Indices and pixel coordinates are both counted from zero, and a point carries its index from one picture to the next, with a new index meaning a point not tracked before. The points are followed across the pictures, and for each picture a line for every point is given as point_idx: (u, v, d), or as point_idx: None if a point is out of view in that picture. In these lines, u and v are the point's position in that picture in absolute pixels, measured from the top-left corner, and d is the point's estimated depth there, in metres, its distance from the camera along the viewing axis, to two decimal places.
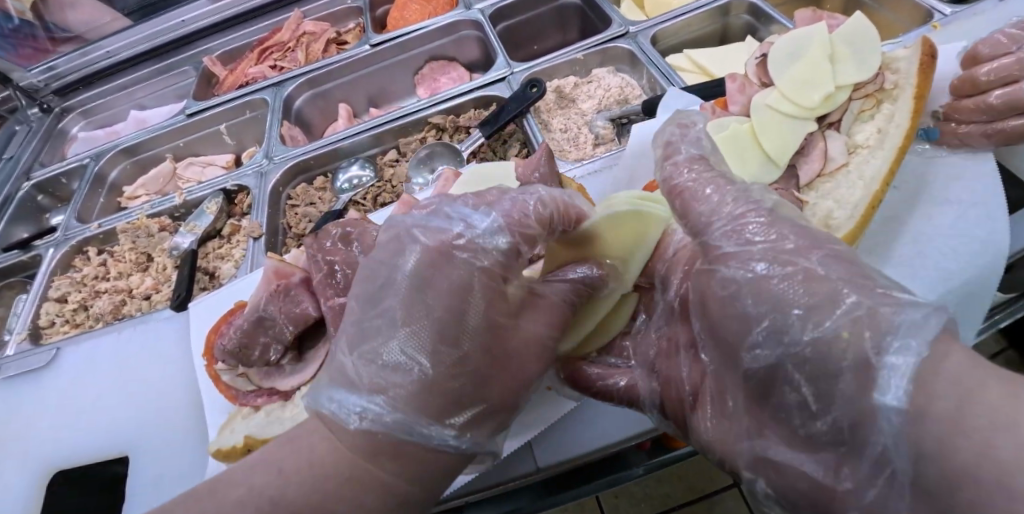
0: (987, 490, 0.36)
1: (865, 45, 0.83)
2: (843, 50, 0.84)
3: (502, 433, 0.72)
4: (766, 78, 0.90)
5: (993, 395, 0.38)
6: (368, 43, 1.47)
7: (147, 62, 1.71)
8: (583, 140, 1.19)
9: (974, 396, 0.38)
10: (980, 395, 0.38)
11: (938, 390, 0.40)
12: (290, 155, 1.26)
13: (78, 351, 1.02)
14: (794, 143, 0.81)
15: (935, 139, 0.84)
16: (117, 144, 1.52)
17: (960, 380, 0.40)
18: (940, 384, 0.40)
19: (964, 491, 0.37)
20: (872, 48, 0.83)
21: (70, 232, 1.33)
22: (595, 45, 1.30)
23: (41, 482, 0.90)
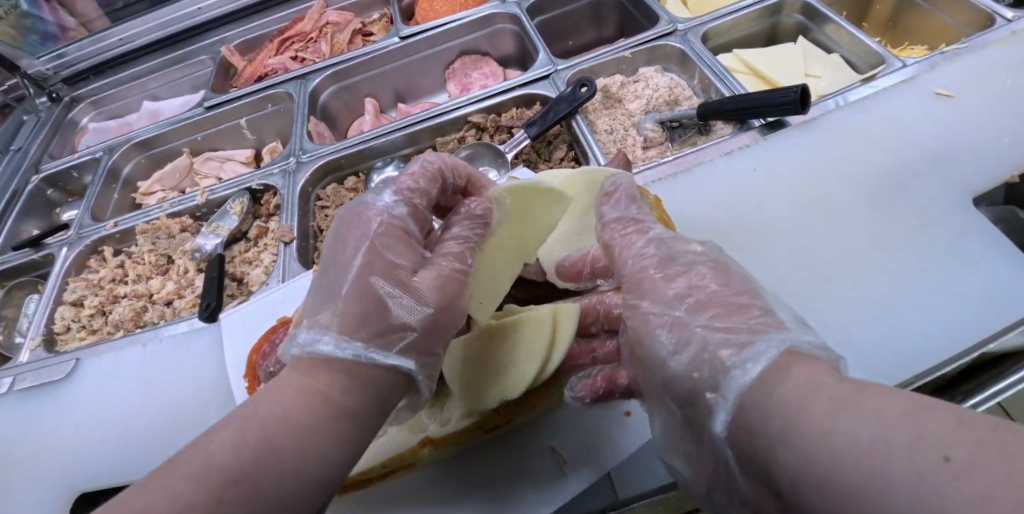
0: (817, 498, 0.38)
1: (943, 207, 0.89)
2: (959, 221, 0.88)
3: (577, 466, 0.69)
4: (882, 165, 0.96)
5: (815, 411, 0.40)
6: (398, 35, 1.39)
7: (161, 51, 1.63)
8: (630, 142, 1.13)
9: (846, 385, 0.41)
10: (815, 393, 0.41)
11: (770, 406, 0.43)
12: (321, 153, 1.19)
13: (101, 361, 0.98)
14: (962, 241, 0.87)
15: (835, 161, 0.98)
16: (130, 138, 1.44)
17: (789, 400, 0.42)
18: (773, 398, 0.43)
19: (798, 496, 0.40)
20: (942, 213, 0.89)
21: (83, 231, 1.26)
22: (643, 43, 1.23)
23: (65, 504, 0.86)
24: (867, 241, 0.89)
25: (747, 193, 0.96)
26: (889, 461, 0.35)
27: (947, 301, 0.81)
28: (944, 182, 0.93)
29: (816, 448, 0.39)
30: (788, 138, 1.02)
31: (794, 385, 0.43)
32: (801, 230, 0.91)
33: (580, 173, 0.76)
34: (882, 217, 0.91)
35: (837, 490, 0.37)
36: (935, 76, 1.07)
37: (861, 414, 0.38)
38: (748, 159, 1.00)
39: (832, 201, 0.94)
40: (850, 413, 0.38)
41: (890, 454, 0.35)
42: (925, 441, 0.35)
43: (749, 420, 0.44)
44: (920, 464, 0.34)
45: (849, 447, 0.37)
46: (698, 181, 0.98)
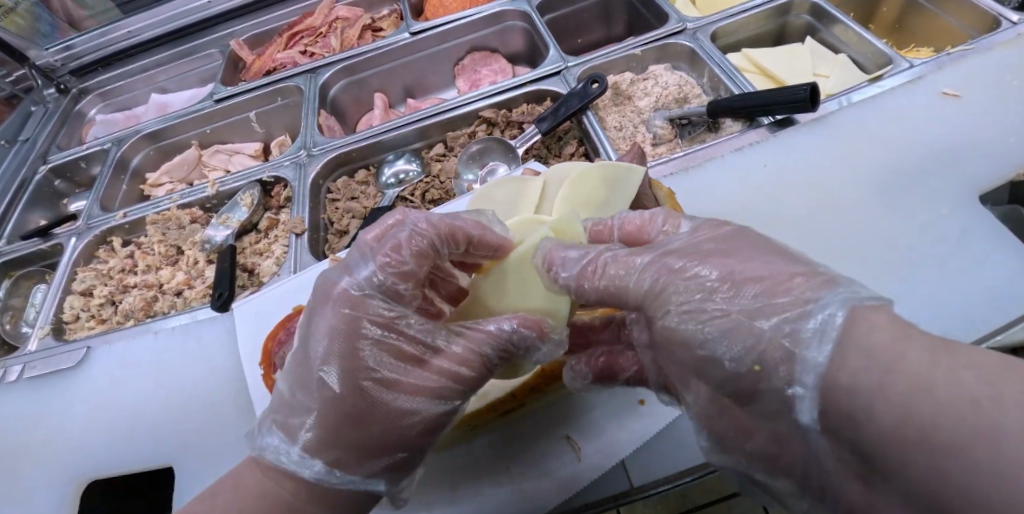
0: (921, 452, 0.39)
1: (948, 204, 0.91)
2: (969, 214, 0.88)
3: (592, 454, 0.70)
4: (890, 163, 0.98)
5: (914, 363, 0.40)
6: (409, 30, 1.40)
7: (170, 45, 1.63)
8: (640, 139, 1.14)
9: (860, 371, 0.42)
10: (908, 346, 0.42)
11: (861, 360, 0.42)
12: (331, 146, 1.19)
13: (112, 350, 0.98)
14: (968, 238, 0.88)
15: (845, 159, 0.99)
16: (139, 130, 1.44)
17: (882, 353, 0.42)
18: (864, 356, 0.42)
19: (899, 451, 0.40)
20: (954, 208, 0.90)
21: (92, 222, 1.26)
22: (653, 41, 1.24)
23: (75, 492, 0.86)
24: (875, 238, 0.90)
25: (757, 189, 0.97)
26: (996, 412, 0.37)
27: (953, 298, 0.82)
28: (950, 180, 0.95)
29: (920, 398, 0.39)
30: (796, 136, 1.03)
31: (880, 337, 0.43)
32: (811, 226, 0.92)
33: (597, 166, 0.74)
34: (890, 214, 0.92)
35: (946, 442, 0.38)
36: (942, 76, 1.08)
37: (959, 367, 0.39)
38: (758, 156, 1.01)
39: (841, 198, 0.95)
40: (946, 365, 0.40)
41: (998, 405, 0.37)
42: None
43: (836, 378, 0.43)
44: None
45: (958, 398, 0.38)
46: (710, 176, 0.99)
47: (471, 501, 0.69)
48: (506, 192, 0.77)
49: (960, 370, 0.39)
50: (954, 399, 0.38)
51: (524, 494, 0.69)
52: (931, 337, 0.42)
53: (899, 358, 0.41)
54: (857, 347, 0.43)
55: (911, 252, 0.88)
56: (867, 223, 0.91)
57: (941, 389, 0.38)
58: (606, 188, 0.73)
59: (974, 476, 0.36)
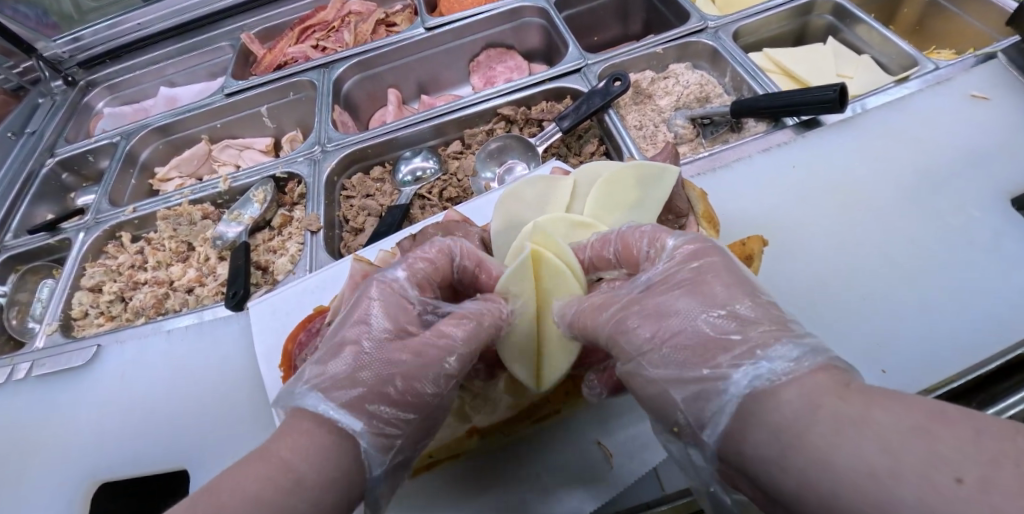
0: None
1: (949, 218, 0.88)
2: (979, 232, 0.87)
3: (623, 460, 0.68)
4: (920, 165, 0.96)
5: (818, 433, 0.39)
6: (424, 25, 1.38)
7: (180, 38, 1.61)
8: (661, 138, 1.11)
9: (768, 441, 0.42)
10: (813, 416, 0.40)
11: (765, 431, 0.43)
12: (346, 142, 1.17)
13: (124, 347, 0.96)
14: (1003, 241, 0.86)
15: (870, 160, 0.97)
16: (148, 123, 1.42)
17: (785, 423, 0.42)
18: (768, 427, 0.43)
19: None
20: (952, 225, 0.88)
21: (101, 216, 1.24)
22: (674, 39, 1.22)
23: (86, 493, 0.84)
24: (906, 242, 0.88)
25: (784, 190, 0.95)
26: (894, 484, 0.35)
27: (986, 303, 0.80)
28: (982, 182, 0.92)
29: (820, 469, 0.39)
30: (822, 137, 1.01)
31: (790, 405, 0.42)
32: (838, 229, 0.90)
33: (630, 165, 0.73)
34: (920, 217, 0.90)
35: (843, 512, 0.37)
36: (971, 78, 1.05)
37: (864, 432, 0.38)
38: (786, 157, 0.99)
39: (868, 200, 0.93)
40: (851, 432, 0.38)
41: (895, 478, 0.35)
42: (934, 459, 0.35)
43: (746, 445, 0.44)
44: (924, 485, 0.34)
45: (855, 470, 0.37)
46: (735, 178, 0.97)
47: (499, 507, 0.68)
48: (537, 192, 0.76)
49: (861, 441, 0.37)
50: (853, 473, 0.37)
51: (552, 499, 0.67)
52: (847, 398, 0.40)
53: (804, 428, 0.40)
54: (770, 414, 0.43)
55: (942, 257, 0.85)
56: (896, 226, 0.90)
57: (839, 461, 0.38)
58: (642, 189, 0.71)
59: None
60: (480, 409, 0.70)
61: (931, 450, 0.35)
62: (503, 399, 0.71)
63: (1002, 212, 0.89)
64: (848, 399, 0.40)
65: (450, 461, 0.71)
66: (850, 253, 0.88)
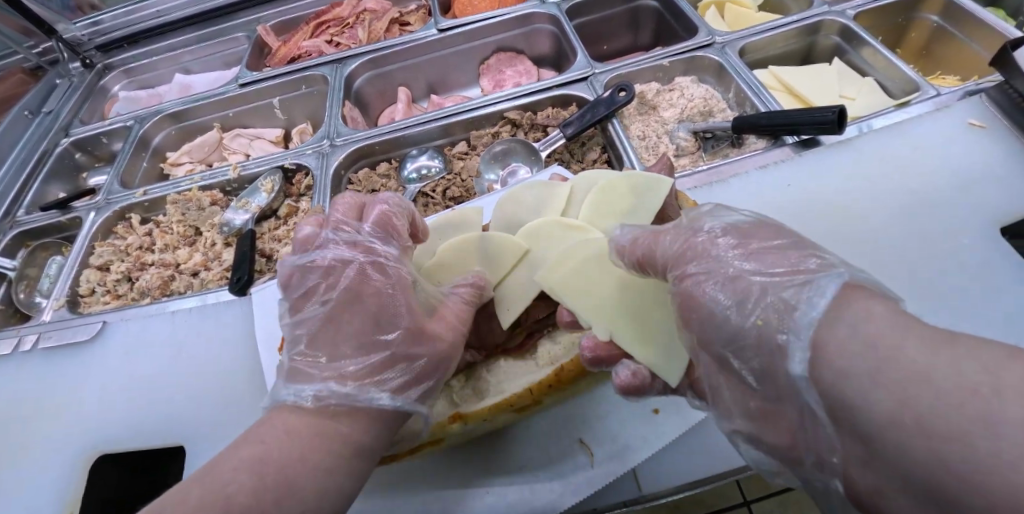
0: (912, 433, 0.38)
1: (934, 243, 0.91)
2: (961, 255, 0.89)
3: (604, 460, 0.70)
4: (911, 188, 0.98)
5: (912, 351, 0.40)
6: (436, 27, 1.40)
7: (197, 26, 1.64)
8: (662, 149, 1.13)
9: (838, 361, 0.43)
10: (906, 332, 0.42)
11: (852, 347, 0.43)
12: (354, 137, 1.20)
13: (127, 325, 1.00)
14: (989, 267, 0.87)
15: (863, 181, 0.99)
16: (162, 109, 1.45)
17: (877, 342, 0.42)
18: (854, 349, 0.43)
19: (891, 432, 0.39)
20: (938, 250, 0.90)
21: (112, 197, 1.26)
22: (681, 53, 1.25)
23: (84, 464, 0.87)
24: (894, 264, 0.89)
25: (778, 206, 0.98)
26: (998, 398, 0.36)
27: (965, 327, 0.82)
28: (974, 210, 0.94)
29: (913, 381, 0.39)
30: (819, 157, 1.03)
31: (877, 326, 0.43)
32: (828, 248, 0.92)
33: (626, 177, 0.75)
34: (912, 241, 0.92)
35: (941, 427, 0.37)
36: (970, 105, 1.07)
37: (963, 354, 0.39)
38: (783, 174, 1.01)
39: (862, 222, 0.95)
40: (947, 353, 0.39)
41: (1000, 395, 0.36)
42: None
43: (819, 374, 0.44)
44: None
45: (954, 382, 0.38)
46: (731, 194, 1.00)
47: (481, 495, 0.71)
48: (534, 196, 0.77)
49: (959, 361, 0.39)
50: (955, 389, 0.37)
51: (535, 495, 0.70)
52: (937, 330, 0.41)
53: (886, 344, 0.41)
54: (822, 347, 0.44)
55: (927, 280, 0.87)
56: (884, 247, 0.92)
57: (940, 377, 0.38)
58: (640, 198, 0.73)
59: (973, 464, 0.35)
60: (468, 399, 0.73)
61: (1008, 369, 0.36)
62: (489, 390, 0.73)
63: (989, 238, 0.91)
64: (933, 330, 0.41)
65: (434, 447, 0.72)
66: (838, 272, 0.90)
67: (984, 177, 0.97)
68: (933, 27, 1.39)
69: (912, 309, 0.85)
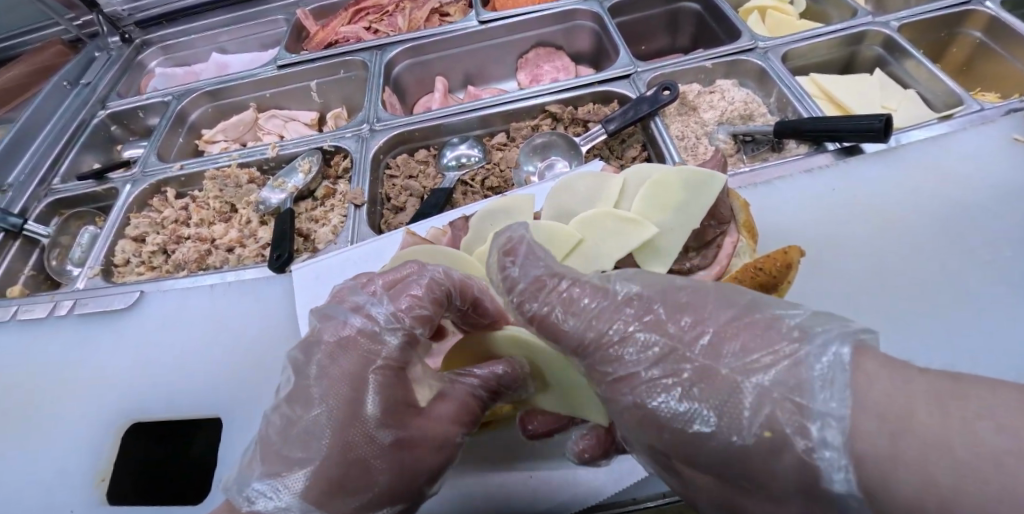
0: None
1: (977, 257, 0.90)
2: (1008, 270, 0.88)
3: None
4: (956, 201, 0.97)
5: (925, 422, 0.40)
6: (477, 18, 1.41)
7: (237, 7, 1.65)
8: (702, 151, 1.13)
9: (866, 440, 0.41)
10: (914, 400, 0.41)
11: (868, 423, 0.41)
12: (394, 123, 1.20)
13: (164, 296, 1.00)
14: None
15: (908, 190, 0.99)
16: (201, 87, 1.46)
17: (890, 413, 0.41)
18: (871, 423, 0.41)
19: None
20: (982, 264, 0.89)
21: (149, 170, 1.27)
22: (723, 56, 1.25)
23: (119, 429, 0.88)
24: (939, 277, 0.89)
25: (820, 213, 0.97)
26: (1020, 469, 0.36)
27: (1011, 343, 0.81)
28: (1020, 225, 0.93)
29: (936, 452, 0.38)
30: (862, 165, 1.02)
31: (884, 396, 0.42)
32: (869, 257, 0.92)
33: (680, 171, 0.74)
34: (954, 253, 0.91)
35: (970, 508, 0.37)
36: (1016, 121, 1.06)
37: (974, 418, 0.39)
38: (827, 181, 1.01)
39: (905, 232, 0.94)
40: (957, 415, 0.39)
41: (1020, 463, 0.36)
42: None
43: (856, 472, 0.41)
44: None
45: (977, 453, 0.37)
46: (771, 198, 1.00)
47: (523, 480, 0.71)
48: (586, 185, 0.77)
49: (973, 425, 0.38)
50: (974, 460, 0.37)
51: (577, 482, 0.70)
52: (940, 386, 0.41)
53: (911, 413, 0.40)
54: (852, 432, 0.42)
55: (972, 295, 0.86)
56: (927, 258, 0.91)
57: (960, 449, 0.38)
58: (695, 191, 0.72)
59: None
60: None
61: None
62: None
63: None
64: (935, 389, 0.41)
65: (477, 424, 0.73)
66: (881, 282, 0.89)
67: None
68: (976, 43, 1.39)
69: (955, 323, 0.84)
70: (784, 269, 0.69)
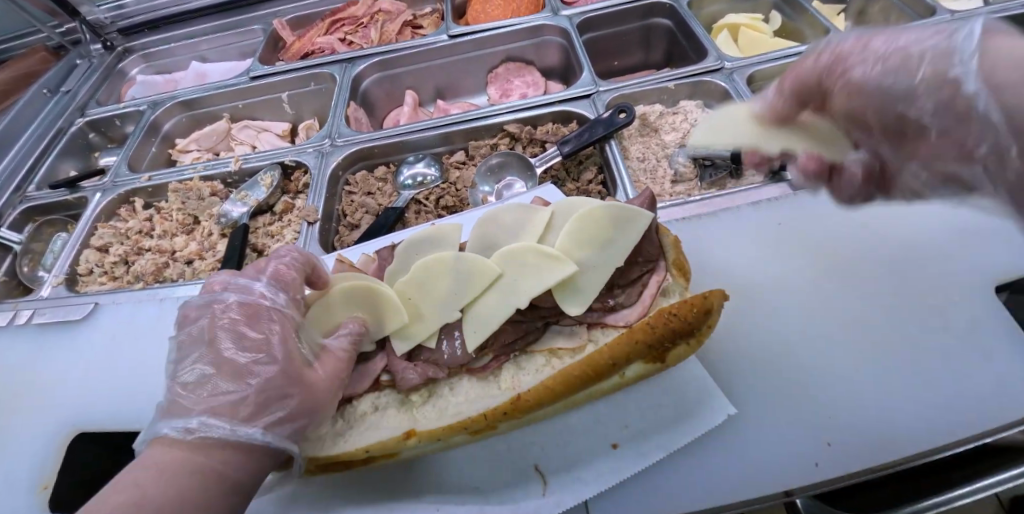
0: None
1: (923, 294, 0.89)
2: (956, 310, 0.86)
3: (558, 490, 0.73)
4: (909, 236, 0.95)
5: None
6: (447, 33, 1.41)
7: (217, 16, 1.67)
8: (660, 174, 1.12)
9: None
10: None
11: None
12: (355, 138, 1.21)
13: (117, 310, 1.02)
14: (984, 324, 0.84)
15: (857, 221, 0.98)
16: (175, 96, 1.48)
17: None
18: None
19: None
20: (929, 303, 0.87)
21: (118, 179, 1.29)
22: (687, 76, 1.23)
23: (63, 443, 0.90)
24: (883, 314, 0.87)
25: (767, 244, 0.96)
26: None
27: (956, 386, 0.78)
28: (973, 261, 0.91)
29: None
30: (815, 194, 1.01)
31: None
32: (811, 290, 0.91)
33: (605, 206, 0.72)
34: (902, 290, 0.89)
35: None
36: None
37: None
38: (777, 211, 1.00)
39: (852, 266, 0.93)
40: None
41: None
42: None
43: None
44: None
45: None
46: (721, 226, 0.99)
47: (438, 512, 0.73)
48: (513, 218, 0.77)
49: None
50: None
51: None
52: None
53: None
54: None
55: (915, 334, 0.85)
56: (871, 294, 0.89)
57: None
58: (619, 231, 0.71)
59: None
60: (427, 415, 0.70)
61: None
62: (447, 409, 0.70)
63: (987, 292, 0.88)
64: None
65: (389, 459, 0.70)
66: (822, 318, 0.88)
67: (986, 227, 0.95)
68: None
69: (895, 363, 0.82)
70: (703, 315, 0.69)
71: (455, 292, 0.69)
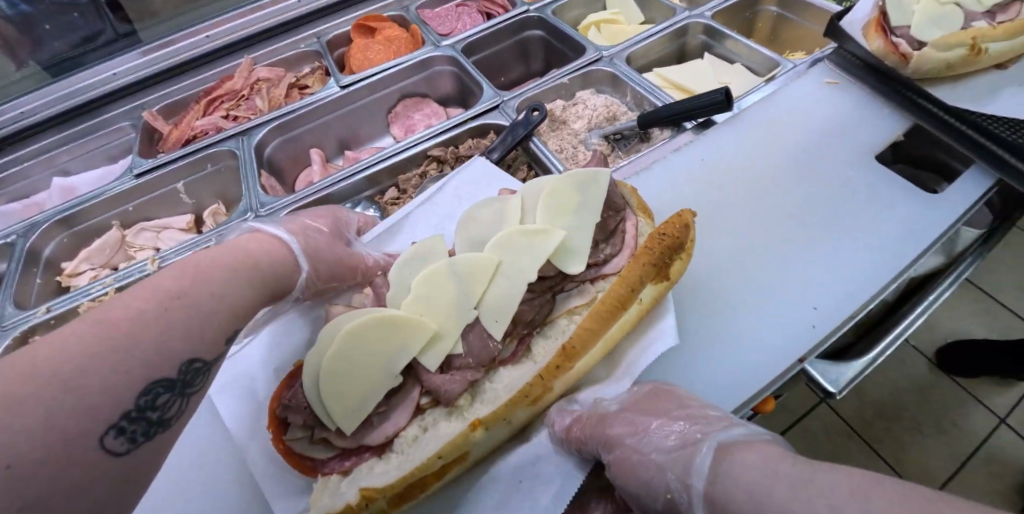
0: None
1: (831, 181, 1.05)
2: (858, 185, 1.03)
3: None
4: (799, 140, 1.13)
5: None
6: (338, 84, 1.42)
7: (67, 124, 1.47)
8: (582, 157, 1.21)
9: None
10: None
11: None
12: (279, 205, 1.16)
13: None
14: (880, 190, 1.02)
15: (757, 140, 1.13)
16: (48, 217, 1.30)
17: None
18: None
19: None
20: (837, 186, 1.04)
21: (6, 323, 1.11)
22: (575, 70, 1.35)
23: None
24: (809, 204, 1.02)
25: (697, 180, 1.08)
26: None
27: (882, 241, 0.94)
28: (851, 147, 1.10)
29: None
30: (717, 135, 1.15)
31: None
32: (746, 204, 1.04)
33: (566, 177, 0.79)
34: (807, 179, 1.06)
35: None
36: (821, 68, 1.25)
37: None
38: (694, 152, 1.12)
39: (769, 177, 1.07)
40: None
41: None
42: None
43: None
44: None
45: None
46: (655, 179, 1.09)
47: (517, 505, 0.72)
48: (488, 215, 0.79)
49: None
50: None
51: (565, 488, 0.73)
52: None
53: None
54: None
55: (836, 212, 1.00)
56: (792, 193, 1.04)
57: None
58: (587, 197, 0.78)
59: None
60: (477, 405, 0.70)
61: None
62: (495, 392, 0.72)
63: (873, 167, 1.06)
64: None
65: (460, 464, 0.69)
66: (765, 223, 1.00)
67: (850, 119, 1.15)
68: (774, 16, 1.63)
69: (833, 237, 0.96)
70: (684, 228, 0.78)
71: (461, 299, 0.70)
